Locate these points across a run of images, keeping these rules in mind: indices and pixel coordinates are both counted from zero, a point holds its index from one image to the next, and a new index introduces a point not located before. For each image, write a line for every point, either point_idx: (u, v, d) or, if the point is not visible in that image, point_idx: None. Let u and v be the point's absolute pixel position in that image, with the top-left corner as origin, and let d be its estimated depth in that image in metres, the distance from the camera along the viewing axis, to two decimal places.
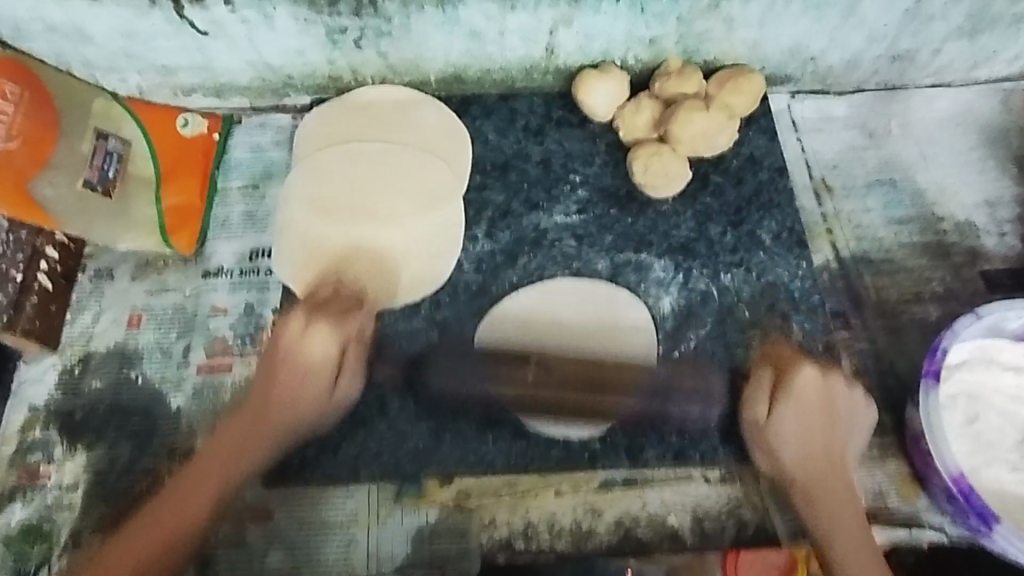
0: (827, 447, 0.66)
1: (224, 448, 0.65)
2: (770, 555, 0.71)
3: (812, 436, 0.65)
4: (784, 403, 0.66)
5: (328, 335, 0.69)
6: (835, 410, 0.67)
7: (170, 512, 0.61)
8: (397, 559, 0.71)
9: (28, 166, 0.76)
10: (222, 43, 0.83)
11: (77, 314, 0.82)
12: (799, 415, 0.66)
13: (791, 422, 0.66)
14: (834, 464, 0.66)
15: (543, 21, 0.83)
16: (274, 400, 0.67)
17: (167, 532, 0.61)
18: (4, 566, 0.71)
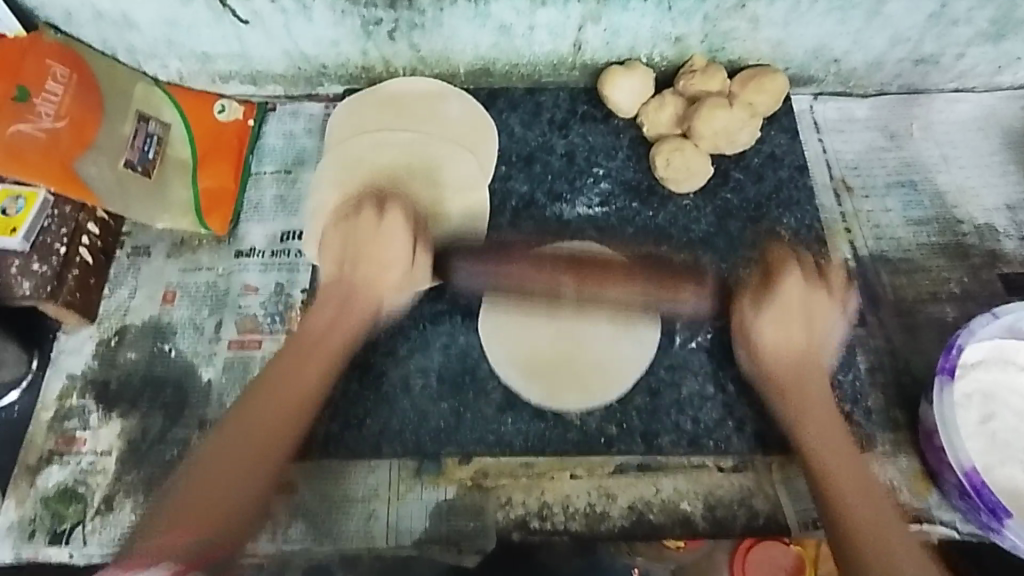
0: (804, 346, 0.70)
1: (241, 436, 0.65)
2: (777, 554, 0.72)
3: (794, 341, 0.70)
4: (769, 315, 0.71)
5: (400, 241, 0.73)
6: (812, 310, 0.71)
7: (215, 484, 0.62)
8: (416, 533, 0.73)
9: (73, 147, 0.81)
10: (260, 32, 0.87)
11: (114, 289, 0.85)
12: (781, 317, 0.71)
13: (771, 328, 0.70)
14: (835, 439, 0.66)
15: (572, 17, 0.85)
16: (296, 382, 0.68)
17: (211, 496, 0.62)
18: (40, 526, 0.73)
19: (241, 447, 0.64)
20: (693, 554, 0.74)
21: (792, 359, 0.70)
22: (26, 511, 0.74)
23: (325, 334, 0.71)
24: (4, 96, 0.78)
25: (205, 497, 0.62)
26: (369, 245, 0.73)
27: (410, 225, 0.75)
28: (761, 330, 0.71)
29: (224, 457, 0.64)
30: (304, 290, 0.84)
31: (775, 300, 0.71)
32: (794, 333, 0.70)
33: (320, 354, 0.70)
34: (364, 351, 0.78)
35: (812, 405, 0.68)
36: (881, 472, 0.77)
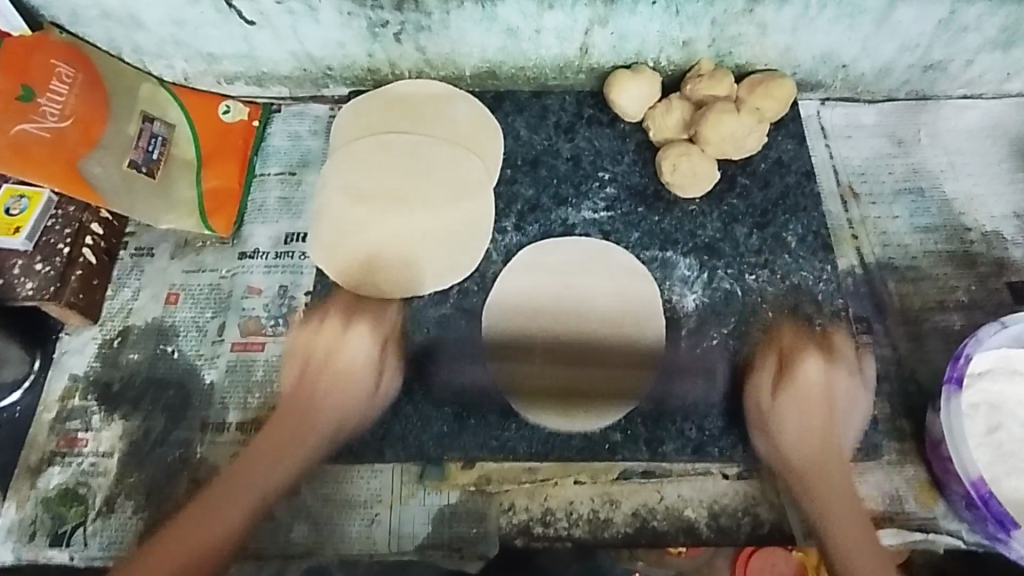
0: (826, 426, 0.70)
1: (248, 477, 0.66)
2: (778, 562, 0.75)
3: (814, 437, 0.69)
4: (786, 405, 0.70)
5: (398, 294, 0.80)
6: (833, 392, 0.71)
7: (214, 526, 0.63)
8: (418, 538, 0.72)
9: (79, 146, 0.81)
10: (267, 33, 0.86)
11: (117, 290, 0.85)
12: (803, 415, 0.70)
13: (793, 424, 0.69)
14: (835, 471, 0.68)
15: (579, 21, 0.85)
16: (313, 414, 0.70)
17: (209, 536, 0.62)
18: (41, 527, 0.73)
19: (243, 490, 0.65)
20: (693, 561, 0.75)
21: (816, 450, 0.69)
22: (27, 511, 0.74)
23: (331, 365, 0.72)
24: (9, 93, 0.77)
25: (212, 523, 0.63)
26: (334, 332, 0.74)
27: (379, 339, 0.75)
28: (782, 423, 0.70)
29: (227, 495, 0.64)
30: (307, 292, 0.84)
31: (793, 392, 0.71)
32: (804, 389, 0.71)
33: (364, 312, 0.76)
34: None
35: (833, 452, 0.69)
36: (886, 481, 0.76)
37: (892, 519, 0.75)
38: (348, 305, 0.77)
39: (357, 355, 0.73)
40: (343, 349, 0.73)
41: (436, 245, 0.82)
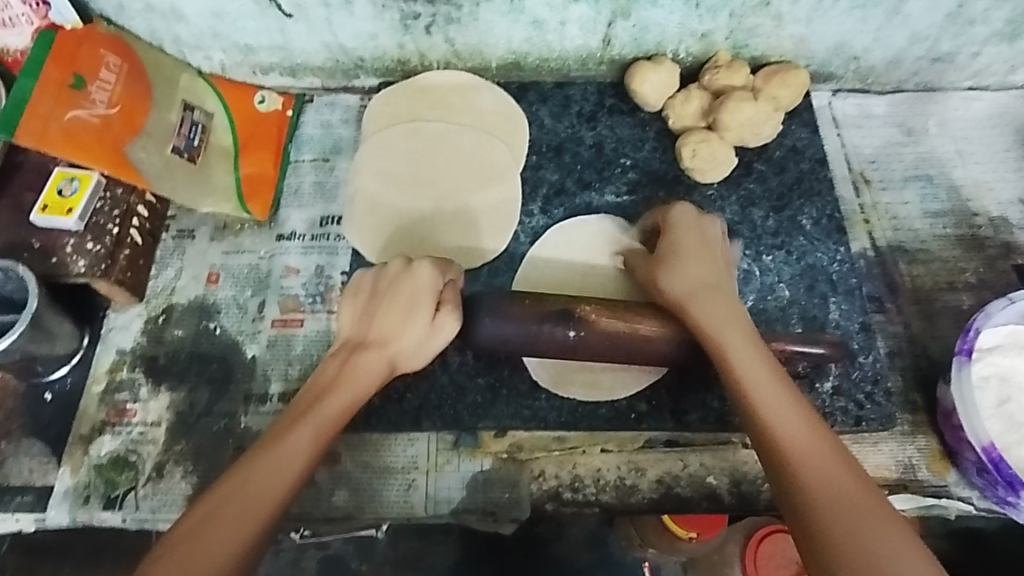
0: (715, 288, 0.71)
1: (280, 463, 0.58)
2: (786, 549, 0.87)
3: (694, 274, 0.72)
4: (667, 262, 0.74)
5: (428, 269, 0.71)
6: (705, 235, 0.75)
7: (219, 528, 0.54)
8: (453, 503, 0.75)
9: (124, 132, 0.84)
10: (303, 25, 0.90)
11: (160, 270, 0.88)
12: (680, 259, 0.73)
13: (683, 263, 0.73)
14: (761, 368, 0.63)
15: (603, 13, 0.89)
16: (352, 386, 0.65)
17: (242, 524, 0.55)
18: (94, 492, 0.76)
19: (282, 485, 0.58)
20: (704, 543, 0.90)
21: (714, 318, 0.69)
22: (81, 477, 0.77)
23: (391, 302, 0.70)
24: (62, 81, 0.81)
25: (233, 518, 0.55)
26: (386, 310, 0.70)
27: (435, 284, 0.71)
28: (672, 270, 0.73)
29: (254, 479, 0.57)
30: (343, 272, 0.87)
31: (682, 245, 0.75)
32: (683, 249, 0.74)
33: (386, 302, 0.70)
34: None
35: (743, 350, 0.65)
36: (900, 451, 0.79)
37: (907, 486, 0.78)
38: (375, 299, 0.71)
39: (401, 340, 0.69)
40: (399, 329, 0.68)
41: (465, 225, 0.87)
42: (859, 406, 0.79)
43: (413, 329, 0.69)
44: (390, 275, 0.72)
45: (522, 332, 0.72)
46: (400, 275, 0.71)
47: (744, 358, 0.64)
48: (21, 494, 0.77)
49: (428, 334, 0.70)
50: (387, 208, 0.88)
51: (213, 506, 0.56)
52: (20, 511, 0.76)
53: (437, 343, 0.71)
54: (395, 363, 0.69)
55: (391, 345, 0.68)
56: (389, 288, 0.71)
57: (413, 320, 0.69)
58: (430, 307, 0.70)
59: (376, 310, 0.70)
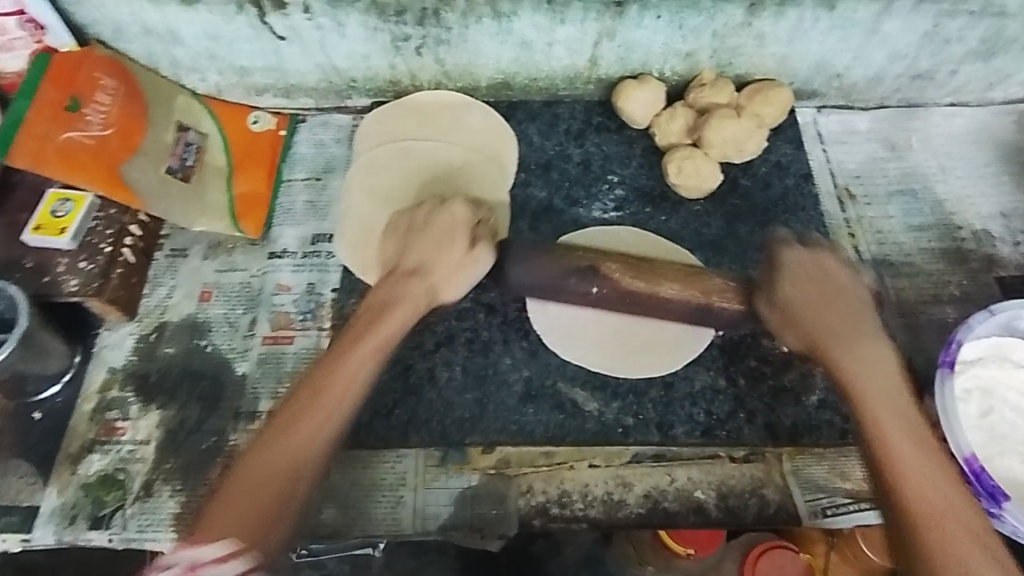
0: (842, 320, 0.71)
1: (322, 406, 0.67)
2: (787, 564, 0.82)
3: (811, 299, 0.71)
4: (785, 287, 0.72)
5: (463, 208, 0.79)
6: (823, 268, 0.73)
7: (257, 476, 0.63)
8: (441, 519, 0.76)
9: (120, 152, 0.86)
10: (296, 47, 0.92)
11: (153, 288, 0.89)
12: (800, 287, 0.72)
13: (795, 291, 0.72)
14: (895, 402, 0.66)
15: (589, 34, 0.91)
16: (381, 336, 0.72)
17: (272, 477, 0.63)
18: (81, 512, 0.76)
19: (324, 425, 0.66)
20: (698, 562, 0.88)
21: (835, 333, 0.70)
22: (68, 496, 0.77)
23: (429, 230, 0.78)
24: (60, 103, 0.84)
25: (262, 481, 0.63)
26: (424, 236, 0.78)
27: (469, 220, 0.79)
28: (786, 293, 0.72)
29: (281, 443, 0.65)
30: (334, 289, 0.88)
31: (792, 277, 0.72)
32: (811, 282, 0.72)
33: (424, 236, 0.78)
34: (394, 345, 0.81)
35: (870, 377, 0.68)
36: None
37: None
38: (411, 233, 0.79)
39: (441, 253, 0.76)
40: (439, 253, 0.76)
41: None
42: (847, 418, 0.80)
43: (447, 240, 0.77)
44: (426, 212, 0.80)
45: (550, 283, 0.78)
46: (433, 214, 0.79)
47: (875, 371, 0.68)
48: (7, 514, 0.77)
49: (464, 262, 0.77)
50: (376, 226, 0.89)
51: (245, 472, 0.64)
52: (7, 531, 0.76)
53: (473, 272, 0.78)
54: (433, 272, 0.76)
55: (430, 269, 0.76)
56: (427, 228, 0.78)
57: (449, 239, 0.77)
58: (466, 241, 0.77)
59: (414, 236, 0.78)
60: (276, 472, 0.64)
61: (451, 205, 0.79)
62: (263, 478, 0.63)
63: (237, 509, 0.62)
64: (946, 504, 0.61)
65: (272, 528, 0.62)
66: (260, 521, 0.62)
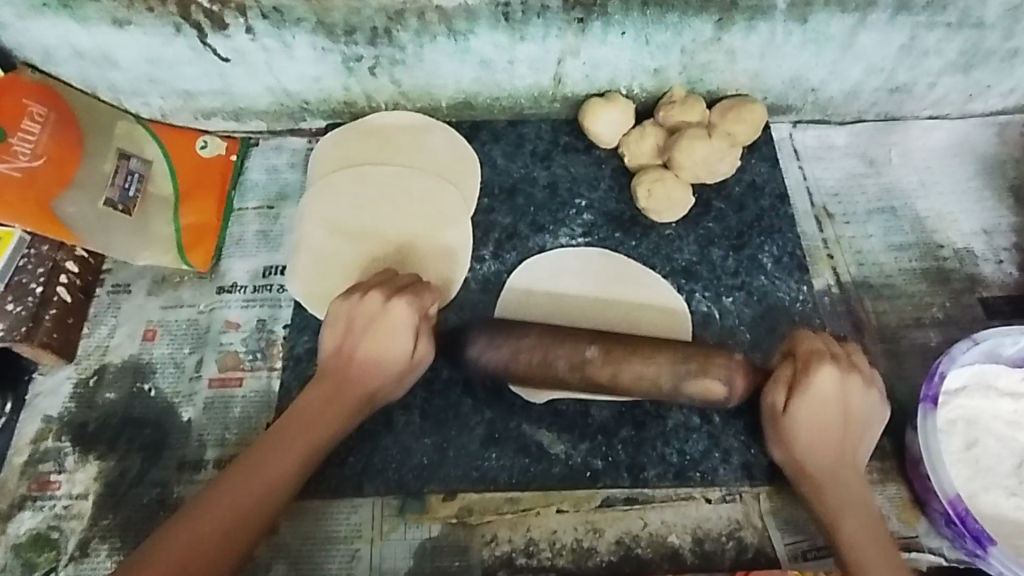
0: (841, 440, 0.68)
1: (298, 433, 0.66)
2: None
3: (823, 450, 0.67)
4: (799, 402, 0.68)
5: (406, 305, 0.70)
6: (848, 405, 0.68)
7: (235, 495, 0.61)
8: (398, 574, 0.71)
9: (51, 185, 0.81)
10: (242, 69, 0.87)
11: (94, 327, 0.84)
12: (813, 418, 0.67)
13: (805, 421, 0.68)
14: (850, 475, 0.67)
15: (551, 51, 0.86)
16: (356, 385, 0.69)
17: (247, 502, 0.61)
18: (11, 575, 0.71)
19: (306, 443, 0.66)
20: None
21: (830, 460, 0.67)
22: None
23: (377, 321, 0.70)
24: None
25: (235, 494, 0.61)
26: (371, 333, 0.70)
27: (415, 317, 0.71)
28: (790, 417, 0.68)
29: (270, 457, 0.64)
30: (286, 326, 0.83)
31: (806, 399, 0.68)
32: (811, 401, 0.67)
33: (366, 332, 0.70)
34: None
35: (848, 489, 0.66)
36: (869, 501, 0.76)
37: None
38: (362, 326, 0.70)
39: (388, 352, 0.70)
40: (385, 349, 0.69)
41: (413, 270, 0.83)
42: None
43: (394, 347, 0.70)
44: (366, 312, 0.70)
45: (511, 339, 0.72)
46: (376, 313, 0.70)
47: (858, 499, 0.66)
48: None
49: (405, 368, 0.70)
50: (331, 260, 0.84)
51: (225, 481, 0.62)
52: None
53: (414, 367, 0.72)
54: (378, 367, 0.70)
55: (379, 365, 0.70)
56: (378, 318, 0.70)
57: (390, 340, 0.70)
58: (411, 334, 0.70)
59: (364, 332, 0.70)
60: (256, 490, 0.62)
61: (399, 293, 0.71)
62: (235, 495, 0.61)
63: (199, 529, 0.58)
64: (871, 539, 0.63)
65: (226, 558, 0.58)
66: (212, 548, 0.58)
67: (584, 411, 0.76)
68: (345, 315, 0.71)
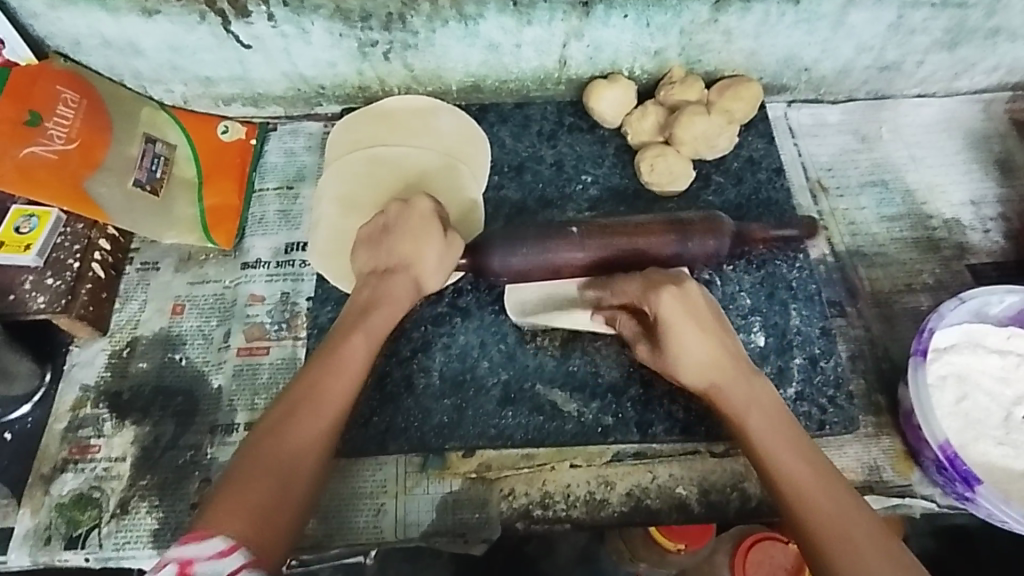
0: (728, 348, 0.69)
1: (332, 393, 0.66)
2: (778, 556, 0.87)
3: (714, 345, 0.68)
4: (681, 327, 0.68)
5: (429, 205, 0.77)
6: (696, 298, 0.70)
7: (281, 455, 0.61)
8: (423, 526, 0.75)
9: (82, 167, 0.85)
10: (261, 56, 0.91)
11: (124, 303, 0.88)
12: (699, 325, 0.68)
13: (694, 339, 0.68)
14: (738, 371, 0.68)
15: (556, 34, 0.90)
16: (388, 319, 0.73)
17: (288, 455, 0.61)
18: (56, 532, 0.75)
19: (342, 395, 0.66)
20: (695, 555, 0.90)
21: (718, 366, 0.68)
22: (42, 518, 0.76)
23: (402, 228, 0.76)
24: (17, 119, 0.82)
25: (272, 456, 0.61)
26: (399, 240, 0.75)
27: (436, 214, 0.77)
28: (680, 348, 0.68)
29: (306, 413, 0.64)
30: (309, 298, 0.88)
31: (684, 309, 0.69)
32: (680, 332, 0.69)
33: (397, 236, 0.75)
34: None
35: (764, 412, 0.65)
36: (865, 453, 0.80)
37: (872, 488, 0.79)
38: (384, 237, 0.76)
39: (420, 263, 0.75)
40: (417, 255, 0.75)
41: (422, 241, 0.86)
42: (821, 409, 0.80)
43: (424, 250, 0.75)
44: (392, 216, 0.77)
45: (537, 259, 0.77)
46: (401, 214, 0.76)
47: (763, 398, 0.66)
48: None
49: (444, 258, 0.76)
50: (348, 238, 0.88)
51: (266, 436, 0.62)
52: None
53: (449, 265, 0.77)
54: (411, 271, 0.75)
55: (410, 270, 0.75)
56: (399, 228, 0.76)
57: (420, 245, 0.75)
58: (438, 231, 0.76)
59: (388, 244, 0.75)
60: (292, 451, 0.62)
61: (416, 206, 0.77)
62: (270, 454, 0.61)
63: (240, 491, 0.58)
64: (799, 456, 0.62)
65: (273, 521, 0.58)
66: (264, 511, 0.58)
67: (594, 372, 0.80)
68: (373, 226, 0.78)
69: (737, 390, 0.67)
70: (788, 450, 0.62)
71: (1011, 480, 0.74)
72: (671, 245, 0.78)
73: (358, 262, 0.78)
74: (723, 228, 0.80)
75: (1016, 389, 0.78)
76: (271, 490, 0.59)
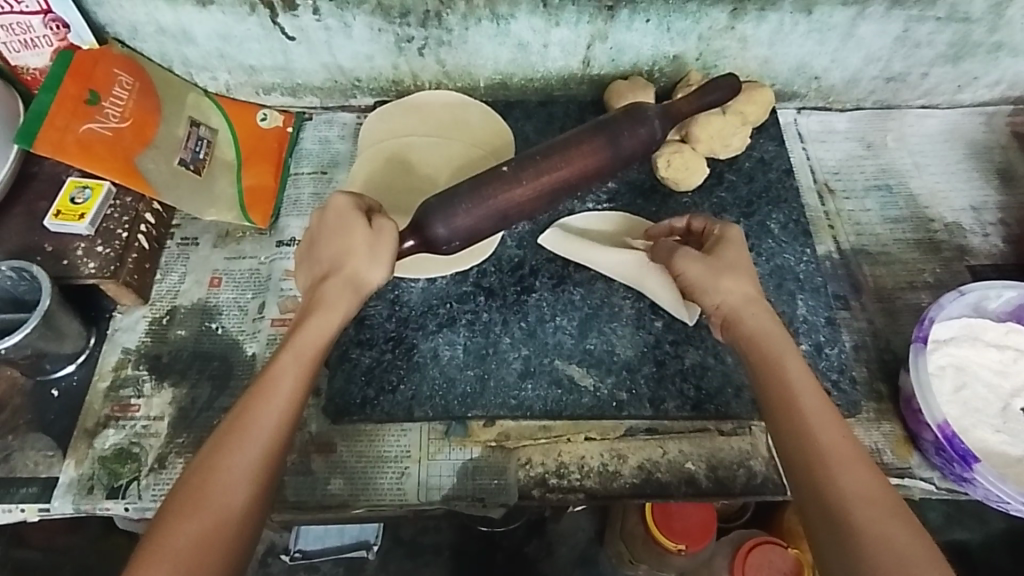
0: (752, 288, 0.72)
1: (255, 420, 0.63)
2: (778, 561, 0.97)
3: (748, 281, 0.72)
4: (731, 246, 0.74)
5: (345, 199, 0.74)
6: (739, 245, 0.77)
7: (212, 491, 0.59)
8: (444, 490, 0.79)
9: (134, 144, 0.90)
10: (304, 47, 0.97)
11: (165, 274, 0.93)
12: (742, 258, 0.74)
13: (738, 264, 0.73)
14: (758, 324, 0.69)
15: (582, 36, 0.96)
16: (327, 323, 0.69)
17: (213, 490, 0.59)
18: (98, 483, 0.79)
19: (267, 422, 0.63)
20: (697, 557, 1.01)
21: (744, 306, 0.70)
22: (84, 469, 0.80)
23: (323, 232, 0.73)
24: (78, 97, 0.88)
25: (196, 495, 0.59)
26: (324, 242, 0.72)
27: (354, 205, 0.73)
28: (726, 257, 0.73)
29: (233, 442, 0.61)
30: None
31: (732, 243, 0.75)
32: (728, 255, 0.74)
33: (320, 238, 0.73)
34: (397, 326, 0.85)
35: (788, 377, 0.65)
36: (866, 436, 0.84)
37: None
38: (310, 247, 0.74)
39: (349, 257, 0.71)
40: (344, 251, 0.71)
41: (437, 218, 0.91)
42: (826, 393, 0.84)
43: (349, 240, 0.71)
44: (313, 224, 0.75)
45: (482, 206, 0.77)
46: (320, 220, 0.74)
47: (790, 366, 0.66)
48: (27, 485, 0.79)
49: (374, 244, 0.71)
50: None
51: (196, 472, 0.60)
52: (25, 502, 0.79)
53: (387, 251, 0.72)
54: (345, 267, 0.71)
55: (340, 265, 0.71)
56: (323, 232, 0.73)
57: (343, 238, 0.72)
58: (361, 220, 0.72)
59: (315, 248, 0.73)
60: (214, 487, 0.59)
61: (331, 203, 0.74)
62: (196, 490, 0.59)
63: (174, 530, 0.58)
64: (825, 423, 0.63)
65: (210, 551, 0.57)
66: (198, 546, 0.57)
67: (610, 350, 0.84)
68: (305, 236, 0.76)
69: (759, 346, 0.68)
70: (812, 420, 0.63)
71: (1008, 465, 0.78)
72: (604, 148, 0.81)
73: (301, 283, 0.76)
74: (647, 128, 0.84)
75: (1014, 382, 0.82)
76: (194, 545, 0.57)
